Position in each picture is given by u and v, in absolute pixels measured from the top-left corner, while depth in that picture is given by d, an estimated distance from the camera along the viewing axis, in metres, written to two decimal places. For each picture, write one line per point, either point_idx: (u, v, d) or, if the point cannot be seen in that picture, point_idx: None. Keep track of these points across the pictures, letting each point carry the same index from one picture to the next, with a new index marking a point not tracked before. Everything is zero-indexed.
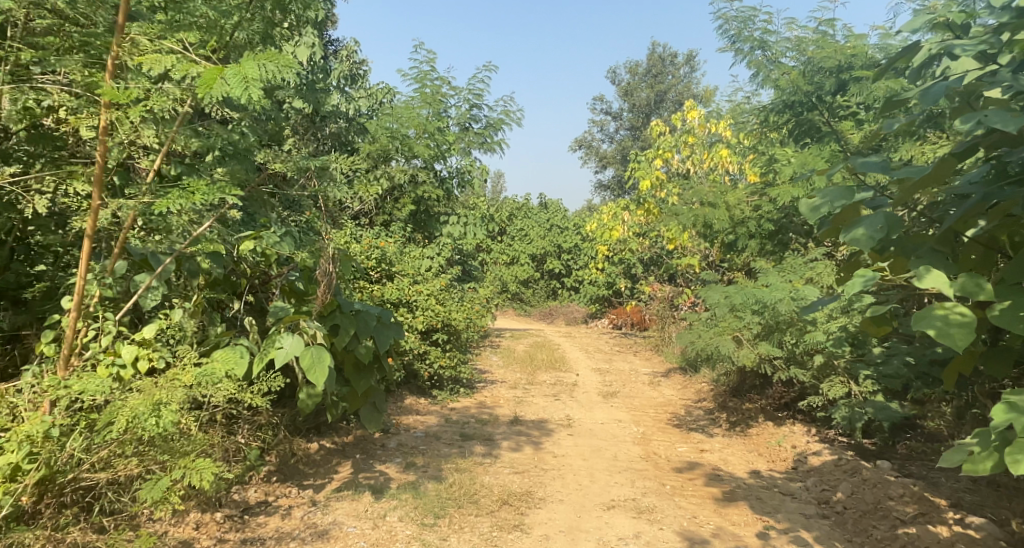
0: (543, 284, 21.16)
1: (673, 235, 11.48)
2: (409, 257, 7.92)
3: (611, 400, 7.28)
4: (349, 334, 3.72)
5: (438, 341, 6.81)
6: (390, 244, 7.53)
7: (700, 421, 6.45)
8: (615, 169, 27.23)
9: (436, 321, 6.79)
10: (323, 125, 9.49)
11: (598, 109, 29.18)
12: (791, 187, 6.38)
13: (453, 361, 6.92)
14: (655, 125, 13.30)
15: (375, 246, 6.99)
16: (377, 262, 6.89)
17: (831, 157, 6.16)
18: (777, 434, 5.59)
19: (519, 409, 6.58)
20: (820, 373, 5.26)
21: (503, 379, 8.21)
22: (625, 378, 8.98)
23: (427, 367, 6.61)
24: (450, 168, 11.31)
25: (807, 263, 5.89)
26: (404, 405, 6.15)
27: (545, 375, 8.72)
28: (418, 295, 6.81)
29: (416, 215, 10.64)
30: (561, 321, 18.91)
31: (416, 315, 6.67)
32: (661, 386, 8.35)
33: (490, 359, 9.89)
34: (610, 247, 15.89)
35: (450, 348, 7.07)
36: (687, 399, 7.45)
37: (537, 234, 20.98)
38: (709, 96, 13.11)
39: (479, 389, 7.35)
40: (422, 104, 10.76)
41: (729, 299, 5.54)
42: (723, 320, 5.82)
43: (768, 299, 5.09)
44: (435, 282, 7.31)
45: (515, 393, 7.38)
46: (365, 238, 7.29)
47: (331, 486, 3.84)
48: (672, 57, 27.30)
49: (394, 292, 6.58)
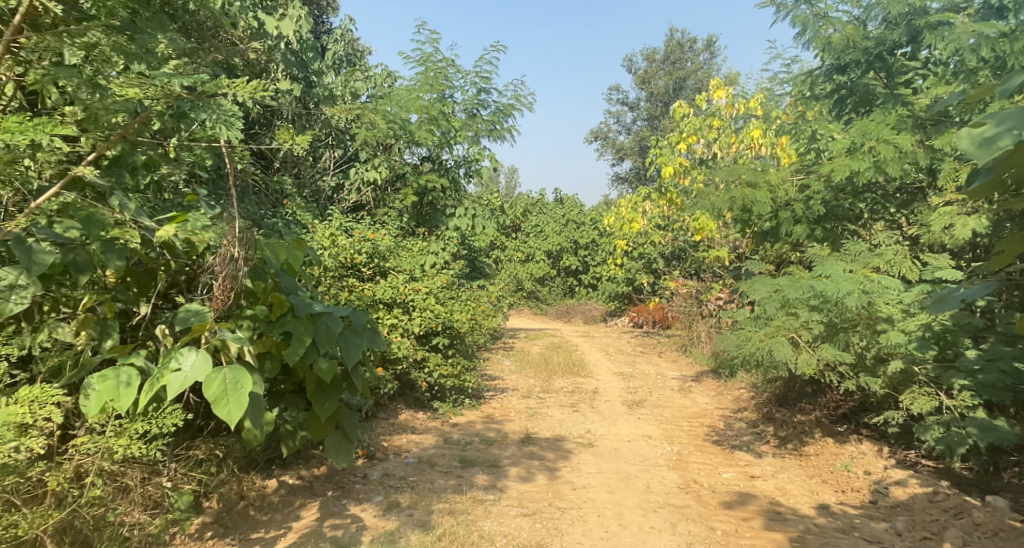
0: (560, 281, 20.22)
1: (701, 226, 10.54)
2: (406, 253, 7.06)
3: (637, 411, 6.36)
4: (304, 345, 2.85)
5: (439, 346, 5.91)
6: (385, 237, 6.68)
7: (744, 438, 5.51)
8: (633, 160, 26.23)
9: (435, 323, 5.91)
10: (316, 109, 8.67)
11: (613, 100, 28.17)
12: (850, 160, 5.46)
13: (457, 368, 6.03)
14: (677, 108, 12.36)
15: (366, 239, 6.14)
16: (368, 257, 6.02)
17: (897, 124, 5.29)
18: (842, 454, 4.64)
19: (532, 423, 5.69)
20: (895, 383, 4.33)
21: (515, 387, 7.33)
22: (652, 383, 8.04)
23: (425, 376, 5.74)
24: (456, 156, 10.45)
25: (872, 251, 4.95)
26: (397, 421, 5.27)
27: (561, 382, 7.81)
28: (414, 294, 5.95)
29: (419, 208, 9.77)
30: (579, 320, 17.97)
31: (412, 317, 5.81)
32: (692, 393, 7.41)
33: (502, 364, 9.02)
34: (630, 241, 14.94)
35: (452, 354, 6.19)
36: (725, 409, 6.51)
37: (553, 229, 20.07)
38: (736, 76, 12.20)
39: (487, 400, 6.46)
40: (426, 88, 9.91)
41: (781, 293, 4.61)
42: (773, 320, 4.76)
43: (835, 292, 4.16)
44: (435, 280, 6.45)
45: (527, 404, 6.49)
46: (354, 230, 6.45)
47: (285, 541, 3.02)
48: (690, 43, 26.22)
49: (387, 291, 5.72)
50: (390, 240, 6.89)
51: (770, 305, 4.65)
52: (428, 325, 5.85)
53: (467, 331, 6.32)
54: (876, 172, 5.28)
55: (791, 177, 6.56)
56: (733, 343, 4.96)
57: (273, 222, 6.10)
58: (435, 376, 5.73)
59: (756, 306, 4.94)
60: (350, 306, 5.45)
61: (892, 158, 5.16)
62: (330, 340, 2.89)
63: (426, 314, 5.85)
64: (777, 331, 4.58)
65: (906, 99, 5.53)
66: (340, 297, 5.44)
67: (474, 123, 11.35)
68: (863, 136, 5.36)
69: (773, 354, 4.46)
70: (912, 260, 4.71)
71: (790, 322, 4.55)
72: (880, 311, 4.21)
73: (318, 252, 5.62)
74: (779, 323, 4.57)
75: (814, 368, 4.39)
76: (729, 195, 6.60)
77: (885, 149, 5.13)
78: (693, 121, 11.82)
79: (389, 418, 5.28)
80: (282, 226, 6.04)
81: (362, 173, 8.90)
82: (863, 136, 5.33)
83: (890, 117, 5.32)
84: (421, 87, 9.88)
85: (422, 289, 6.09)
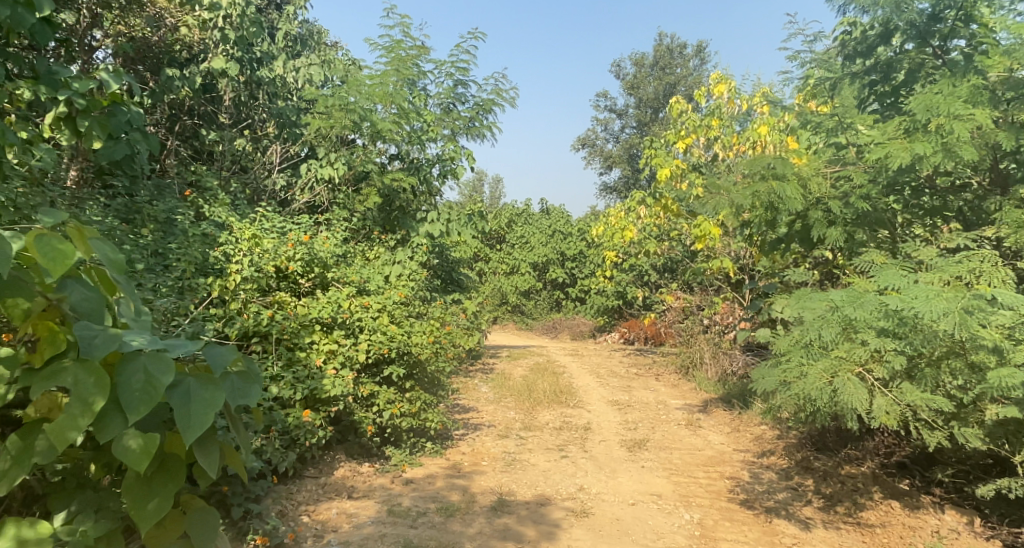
0: (546, 295, 18.98)
1: (702, 232, 9.52)
2: (357, 264, 5.83)
3: (640, 457, 5.17)
4: (90, 414, 1.55)
5: (393, 378, 4.67)
6: (330, 241, 5.44)
7: (779, 496, 4.33)
8: (622, 169, 25.27)
9: (388, 349, 4.66)
10: (260, 95, 7.47)
11: (601, 107, 27.19)
12: (910, 142, 4.38)
13: (416, 405, 4.79)
14: (674, 104, 11.14)
15: (301, 242, 4.91)
16: (304, 266, 4.79)
17: (970, 96, 4.25)
18: (923, 530, 3.62)
19: (510, 477, 4.50)
20: (999, 436, 3.25)
21: (491, 423, 6.14)
22: (652, 415, 6.89)
23: (374, 418, 4.51)
24: (429, 155, 9.32)
25: (952, 258, 3.85)
26: (333, 479, 4.04)
27: (547, 414, 6.60)
28: (361, 311, 4.72)
29: (383, 210, 8.52)
30: (566, 336, 16.79)
31: (358, 341, 4.57)
32: (702, 430, 6.23)
33: (478, 391, 7.82)
34: (621, 251, 13.85)
35: (410, 387, 4.95)
36: (746, 453, 5.36)
37: (538, 240, 18.94)
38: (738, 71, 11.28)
39: (455, 442, 5.24)
40: (394, 73, 8.48)
41: (843, 312, 3.47)
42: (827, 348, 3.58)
43: (928, 312, 3.02)
44: (387, 294, 5.22)
45: (505, 447, 5.28)
46: (291, 230, 5.22)
47: None
48: (680, 48, 25.29)
49: (325, 309, 4.49)
50: (338, 246, 5.65)
51: (826, 328, 3.49)
52: (379, 351, 4.60)
53: (430, 357, 5.10)
54: (947, 157, 4.21)
55: (823, 171, 5.44)
56: (772, 377, 3.83)
57: (186, 222, 4.87)
58: (387, 418, 4.50)
59: (802, 330, 3.76)
60: (275, 329, 4.21)
61: (966, 138, 4.10)
62: (144, 402, 1.59)
63: (373, 337, 4.60)
64: (839, 364, 3.43)
65: (978, 66, 4.55)
66: (259, 318, 4.20)
67: (450, 119, 10.20)
68: (927, 112, 4.30)
69: (837, 397, 3.29)
70: (1007, 268, 3.59)
71: (856, 352, 3.40)
72: (982, 338, 3.07)
73: (236, 258, 4.39)
74: (842, 353, 3.43)
75: (897, 416, 3.28)
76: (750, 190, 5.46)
77: (959, 126, 4.08)
78: (693, 118, 10.72)
79: (324, 476, 4.04)
80: (197, 227, 4.81)
81: (317, 170, 7.56)
82: (927, 112, 4.27)
83: (962, 89, 4.25)
84: (387, 74, 8.37)
85: (371, 306, 4.87)
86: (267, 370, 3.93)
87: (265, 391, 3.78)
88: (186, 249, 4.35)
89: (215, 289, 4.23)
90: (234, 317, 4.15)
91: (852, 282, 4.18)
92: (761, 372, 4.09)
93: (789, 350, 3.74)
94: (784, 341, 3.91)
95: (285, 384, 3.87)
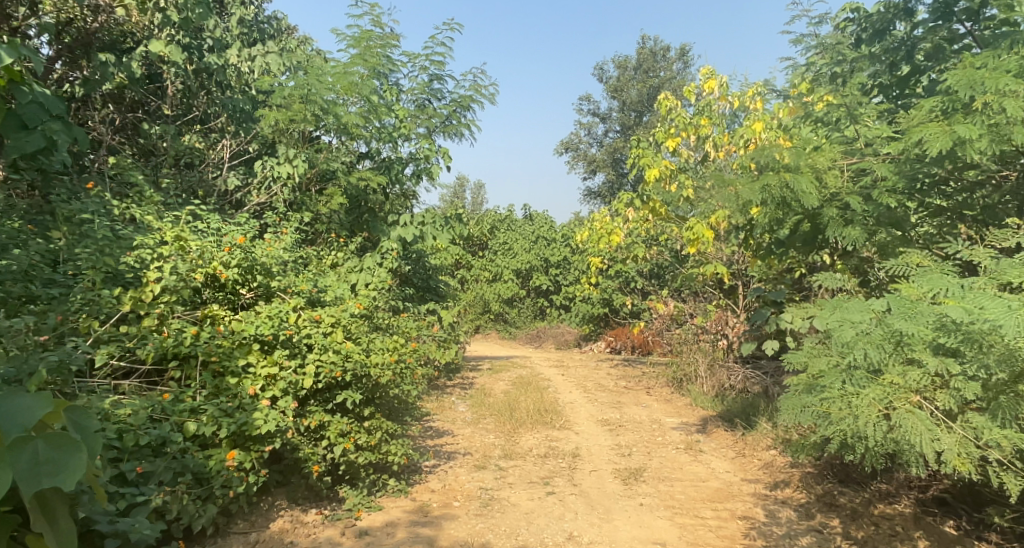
0: (530, 303, 18.25)
1: (695, 236, 8.91)
2: (313, 273, 5.10)
3: (637, 493, 4.50)
4: None
5: (348, 406, 3.95)
6: (278, 245, 4.71)
7: (802, 542, 3.67)
8: (606, 173, 24.70)
9: (339, 371, 3.93)
10: (210, 85, 6.74)
11: (585, 110, 26.61)
12: (949, 124, 3.77)
13: (376, 438, 4.07)
14: (663, 101, 10.26)
15: (241, 246, 4.20)
16: (243, 274, 4.07)
17: (1021, 70, 3.63)
18: None
19: (486, 524, 3.81)
20: None
21: (467, 451, 5.44)
22: (648, 437, 6.22)
23: (324, 454, 3.78)
24: (401, 154, 8.62)
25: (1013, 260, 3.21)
26: (270, 535, 3.31)
27: (530, 438, 5.92)
28: (309, 326, 4.02)
29: (352, 213, 7.89)
30: (550, 345, 16.12)
31: (303, 361, 3.83)
32: (704, 456, 5.58)
33: (455, 412, 7.11)
34: (607, 257, 13.22)
35: (370, 414, 4.24)
36: (757, 484, 4.71)
37: (521, 246, 18.29)
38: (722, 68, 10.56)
39: (422, 478, 4.53)
40: (360, 63, 7.75)
41: (887, 325, 2.91)
42: (872, 372, 2.99)
43: (1012, 328, 2.36)
44: (343, 307, 4.51)
45: (482, 483, 4.58)
46: (231, 231, 4.48)
47: None
48: (663, 51, 24.84)
49: (265, 324, 3.77)
50: (289, 251, 4.92)
51: (873, 347, 2.93)
52: (330, 374, 3.89)
53: (394, 380, 4.37)
54: (995, 141, 3.60)
55: (840, 162, 4.82)
56: (810, 405, 3.26)
57: (103, 219, 4.07)
58: (339, 454, 3.79)
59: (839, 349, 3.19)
60: (200, 349, 3.48)
61: (1020, 118, 3.48)
62: None
63: (323, 357, 3.90)
64: (893, 392, 2.87)
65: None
66: (182, 336, 3.48)
67: (424, 116, 9.51)
68: (971, 90, 3.69)
69: (901, 434, 2.73)
70: None
71: (911, 377, 2.83)
72: None
73: (155, 264, 3.67)
74: (893, 379, 2.88)
75: (972, 457, 2.67)
76: (761, 183, 4.79)
77: (1012, 104, 3.46)
78: (682, 114, 10.00)
79: (256, 532, 3.35)
80: (117, 226, 4.03)
81: (273, 167, 6.79)
82: (971, 89, 3.65)
83: (1011, 62, 3.64)
84: (352, 62, 7.64)
85: (323, 321, 4.16)
86: (186, 402, 3.20)
87: (181, 428, 3.06)
88: (96, 255, 3.61)
89: (126, 302, 3.44)
90: (149, 336, 3.37)
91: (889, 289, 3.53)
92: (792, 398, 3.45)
93: (827, 375, 3.17)
94: (820, 362, 3.34)
95: (206, 419, 3.12)
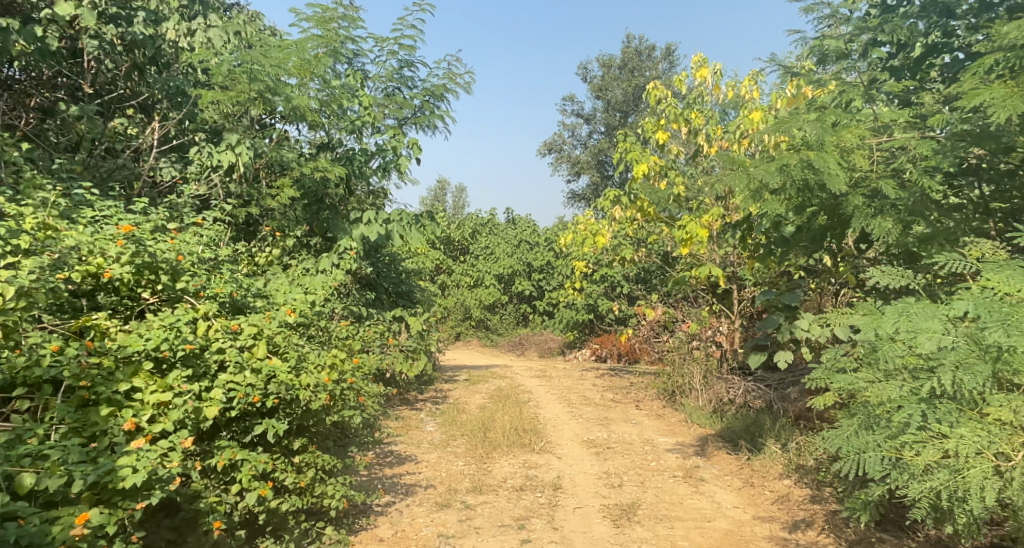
0: (512, 308, 17.42)
1: (688, 236, 8.17)
2: (241, 275, 4.26)
3: (632, 540, 3.71)
4: None
5: (269, 439, 3.13)
6: (194, 240, 3.87)
7: None
8: (590, 176, 24.01)
9: (257, 395, 3.10)
10: (142, 61, 5.89)
11: (568, 111, 25.88)
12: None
13: (305, 479, 3.24)
14: (651, 91, 9.45)
15: (137, 238, 3.36)
16: (137, 274, 3.22)
17: None
18: None
19: None
20: None
21: (429, 483, 4.62)
22: (640, 461, 5.45)
23: (232, 502, 2.95)
24: (365, 145, 7.82)
25: None
26: None
27: (505, 466, 5.12)
28: (222, 339, 3.20)
29: (310, 210, 7.15)
30: (533, 353, 15.29)
31: (208, 383, 3.00)
32: (706, 487, 4.81)
33: (422, 433, 6.29)
34: (592, 261, 12.47)
35: (300, 448, 3.41)
36: (774, 526, 3.95)
37: (503, 251, 17.51)
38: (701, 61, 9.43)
39: (368, 524, 3.72)
40: (314, 39, 6.87)
41: (980, 340, 2.70)
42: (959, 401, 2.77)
43: None
44: (270, 316, 3.68)
45: (442, 528, 3.78)
46: (132, 220, 3.64)
47: None
48: (648, 51, 24.23)
49: (158, 338, 2.94)
50: (212, 248, 4.08)
51: (966, 369, 2.68)
52: (245, 400, 3.07)
53: (332, 402, 3.55)
54: None
55: (870, 141, 4.09)
56: (871, 453, 3.02)
57: None
58: (254, 503, 2.96)
59: (913, 378, 2.96)
60: (61, 371, 2.63)
61: None
62: None
63: (236, 378, 3.07)
64: (999, 429, 2.57)
65: None
66: (38, 354, 2.63)
67: (392, 105, 8.70)
68: None
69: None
70: None
71: (1016, 406, 2.56)
72: None
73: (10, 260, 2.81)
74: (999, 414, 2.58)
75: None
76: (777, 163, 4.02)
77: None
78: (673, 104, 9.15)
79: None
80: None
81: (213, 154, 5.95)
82: None
83: None
84: (308, 39, 6.80)
85: (241, 331, 3.34)
86: (28, 444, 2.35)
87: (13, 482, 2.20)
88: None
89: None
90: None
91: (972, 300, 2.85)
92: (842, 447, 3.17)
93: (901, 409, 2.88)
94: (887, 390, 3.04)
95: (50, 468, 2.27)
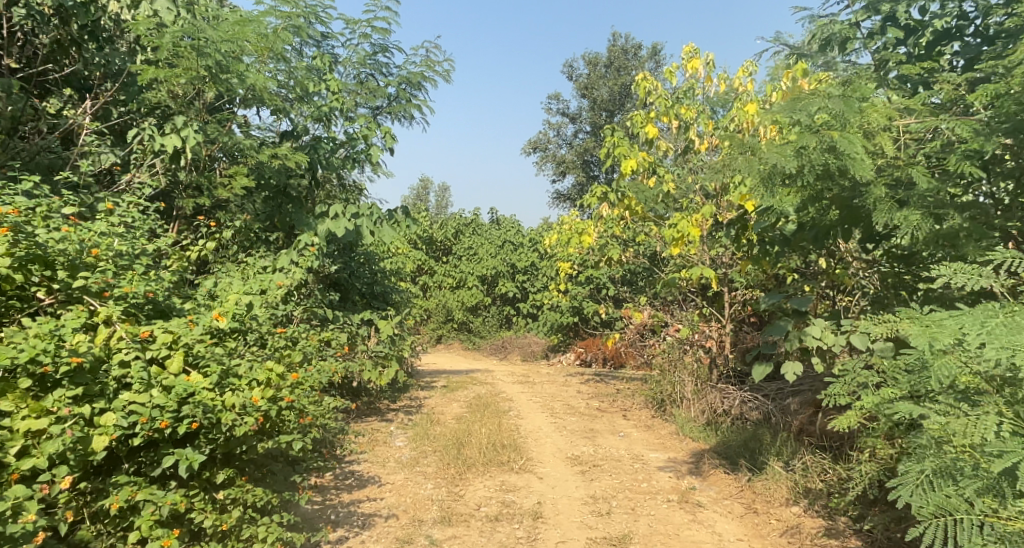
0: (495, 311, 16.80)
1: (679, 235, 7.65)
2: (168, 272, 3.64)
3: None
4: None
5: (181, 474, 2.55)
6: (107, 229, 3.25)
7: None
8: (576, 175, 23.50)
9: (165, 420, 2.51)
10: (77, 33, 5.23)
11: (554, 110, 25.34)
12: None
13: (228, 520, 2.66)
14: (639, 81, 8.88)
15: (21, 225, 2.74)
16: (22, 269, 2.63)
17: None
18: None
19: None
20: None
21: (389, 513, 4.07)
22: (630, 481, 4.93)
23: None
24: (333, 133, 7.26)
25: None
26: None
27: (478, 488, 4.58)
28: (126, 350, 2.61)
29: (272, 203, 6.62)
30: (515, 357, 14.70)
31: (100, 407, 2.41)
32: (704, 513, 4.28)
33: (389, 448, 5.72)
34: (577, 261, 11.93)
35: (225, 480, 2.84)
36: None
37: (486, 251, 16.92)
38: (693, 50, 8.87)
39: None
40: (274, 15, 6.26)
41: None
42: None
43: None
44: (193, 321, 3.08)
45: None
46: (30, 204, 3.02)
47: None
48: (634, 49, 23.76)
49: (36, 349, 2.34)
50: (133, 239, 3.47)
51: None
52: (150, 426, 2.49)
53: (265, 424, 2.97)
54: None
55: (895, 122, 3.58)
56: (963, 516, 2.49)
57: None
58: None
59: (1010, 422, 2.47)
60: None
61: None
62: None
63: (138, 399, 2.49)
64: None
65: None
66: None
67: (363, 91, 8.09)
68: None
69: None
70: None
71: None
72: None
73: None
74: None
75: None
76: (794, 145, 3.47)
77: None
78: (663, 96, 8.60)
79: None
80: None
81: (155, 138, 5.28)
82: None
83: None
84: (267, 14, 6.18)
85: (153, 339, 2.75)
86: None
87: None
88: None
89: None
90: None
91: None
92: (933, 497, 2.62)
93: (1002, 458, 2.37)
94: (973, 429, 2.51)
95: None
